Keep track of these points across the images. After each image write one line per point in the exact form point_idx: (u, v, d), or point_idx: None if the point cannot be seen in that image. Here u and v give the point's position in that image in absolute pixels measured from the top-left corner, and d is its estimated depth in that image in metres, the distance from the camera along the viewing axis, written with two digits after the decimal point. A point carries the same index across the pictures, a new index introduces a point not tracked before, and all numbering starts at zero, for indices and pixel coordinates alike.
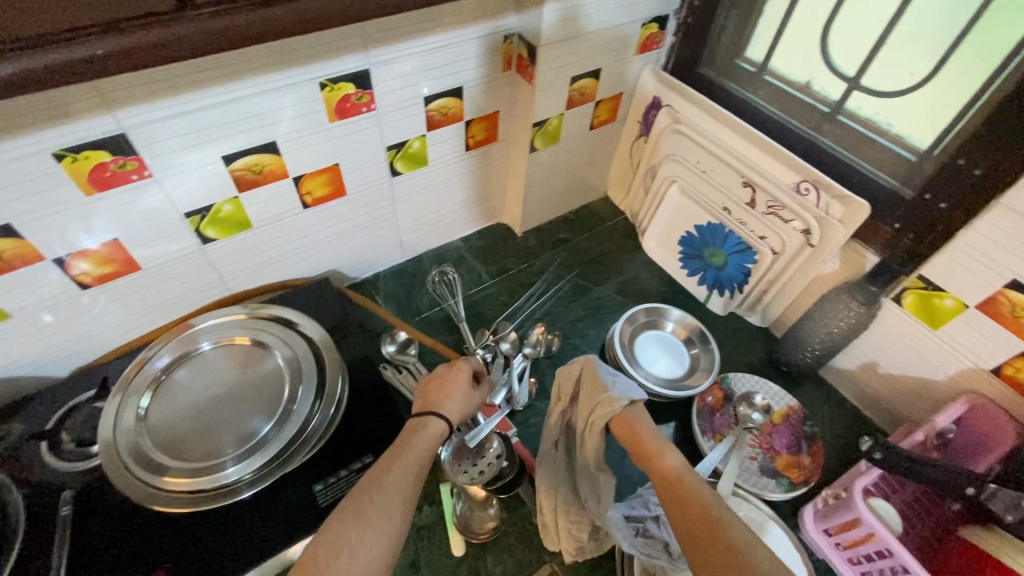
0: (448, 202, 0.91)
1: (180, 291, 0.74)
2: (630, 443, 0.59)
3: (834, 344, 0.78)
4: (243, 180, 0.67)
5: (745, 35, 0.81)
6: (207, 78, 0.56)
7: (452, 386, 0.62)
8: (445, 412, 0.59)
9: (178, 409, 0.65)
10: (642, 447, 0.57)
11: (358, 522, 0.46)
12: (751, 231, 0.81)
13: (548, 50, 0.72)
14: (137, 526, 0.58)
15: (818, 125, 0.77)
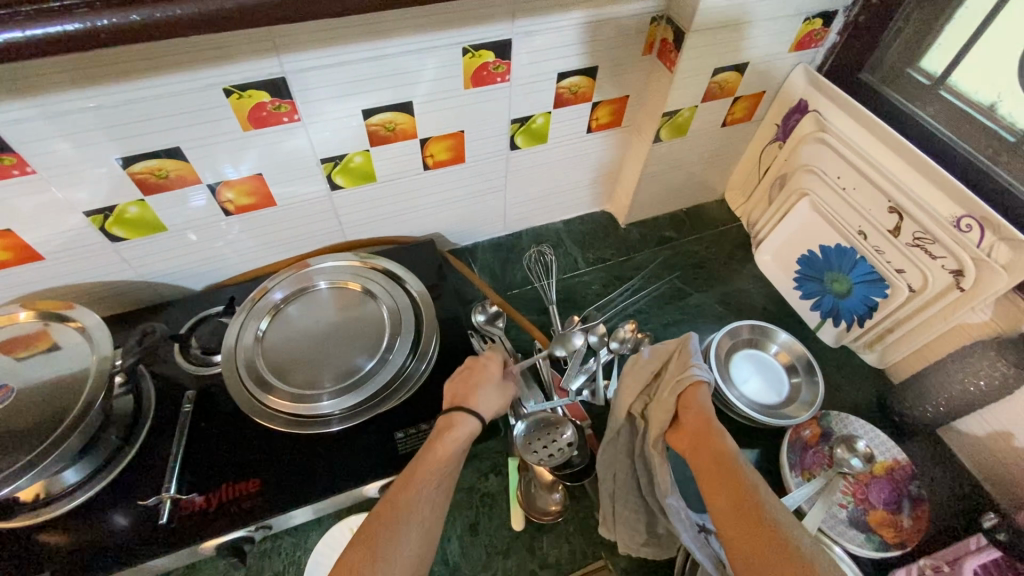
0: (559, 183, 0.90)
1: (303, 231, 0.79)
2: (687, 438, 0.58)
3: (964, 402, 0.70)
4: (376, 135, 0.70)
5: (924, 43, 0.72)
6: (365, 33, 0.58)
7: (481, 379, 0.63)
8: (478, 399, 0.61)
9: (290, 337, 0.70)
10: (701, 443, 0.56)
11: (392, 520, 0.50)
12: (888, 262, 0.73)
13: (696, 37, 0.68)
14: (242, 435, 0.65)
15: (996, 153, 0.67)
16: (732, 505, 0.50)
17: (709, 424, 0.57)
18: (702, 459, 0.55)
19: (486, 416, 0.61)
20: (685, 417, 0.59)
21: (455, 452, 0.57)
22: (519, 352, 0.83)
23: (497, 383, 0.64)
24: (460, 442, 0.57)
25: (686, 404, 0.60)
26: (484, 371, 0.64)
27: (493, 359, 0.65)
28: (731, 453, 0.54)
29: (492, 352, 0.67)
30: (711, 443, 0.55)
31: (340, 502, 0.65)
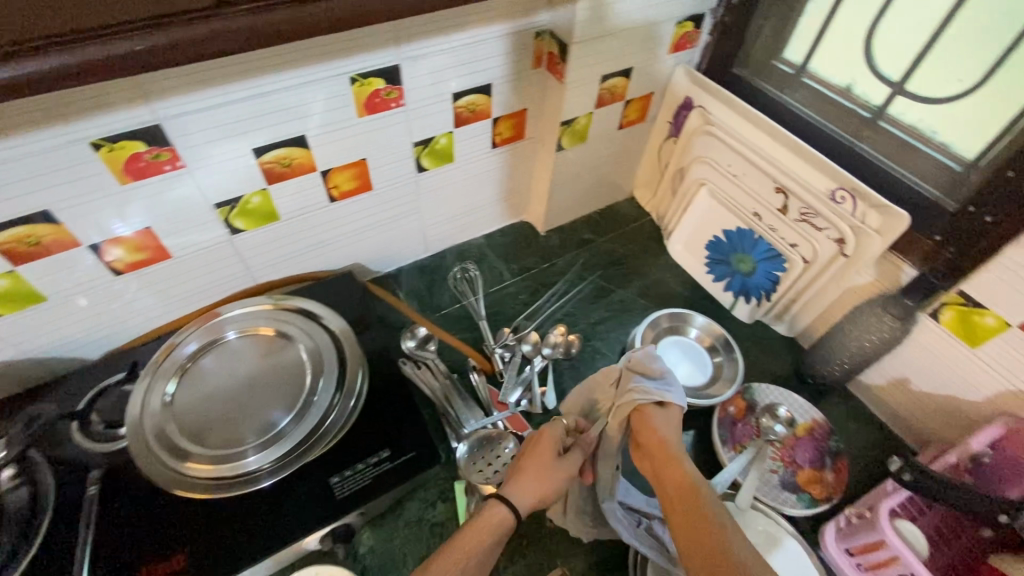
0: (473, 199, 0.91)
1: (208, 280, 0.75)
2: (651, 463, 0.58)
3: (862, 358, 0.75)
4: (272, 173, 0.68)
5: (784, 37, 0.80)
6: (243, 72, 0.56)
7: (535, 462, 0.60)
8: (522, 488, 0.57)
9: (202, 396, 0.66)
10: (663, 468, 0.56)
11: None
12: (781, 238, 0.79)
13: (579, 48, 0.71)
14: (161, 509, 0.60)
15: (857, 130, 0.74)
16: (690, 532, 0.49)
17: (665, 448, 0.57)
18: (666, 487, 0.55)
19: (524, 509, 0.56)
20: (642, 440, 0.59)
21: (494, 538, 0.53)
22: (454, 372, 0.82)
23: (551, 466, 0.60)
24: (498, 529, 0.54)
25: (640, 427, 0.60)
26: (547, 447, 0.61)
27: (548, 434, 0.62)
28: (692, 479, 0.54)
29: (551, 423, 0.64)
30: (672, 470, 0.55)
31: (280, 560, 0.61)
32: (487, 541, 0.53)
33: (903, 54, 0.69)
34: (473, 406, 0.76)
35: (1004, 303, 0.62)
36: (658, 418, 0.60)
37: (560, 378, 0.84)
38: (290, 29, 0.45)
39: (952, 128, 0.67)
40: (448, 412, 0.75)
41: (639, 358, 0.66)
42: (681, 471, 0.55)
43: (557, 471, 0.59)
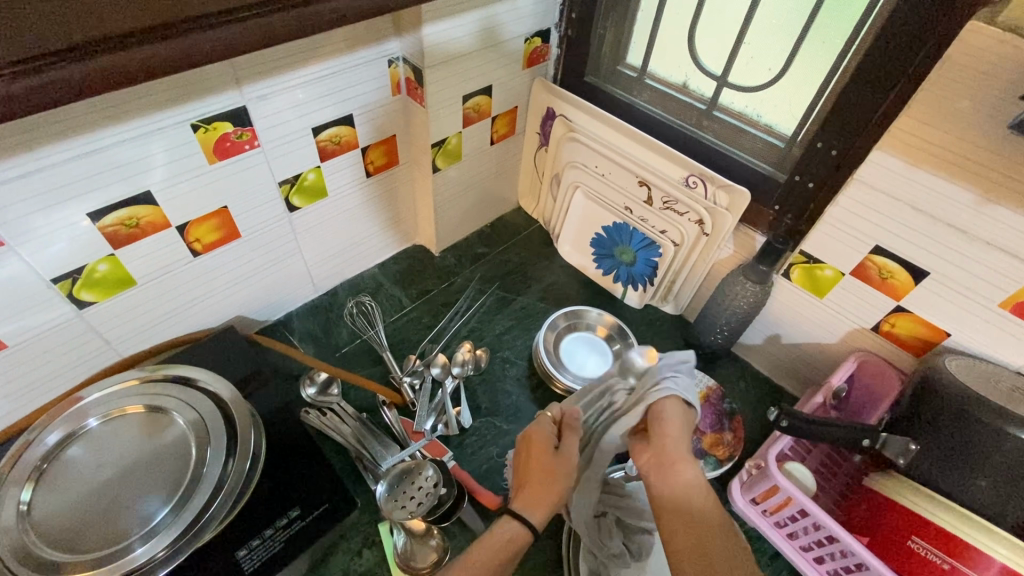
0: (357, 230, 0.89)
1: (62, 363, 0.67)
2: (653, 455, 0.58)
3: (739, 323, 0.82)
4: (117, 237, 0.62)
5: (623, 44, 0.85)
6: (59, 133, 0.51)
7: (537, 463, 0.59)
8: (534, 493, 0.56)
9: (67, 497, 0.58)
10: (668, 460, 0.56)
11: None
12: (652, 227, 0.85)
13: (432, 71, 0.72)
14: None
15: (699, 121, 0.81)
16: (688, 539, 0.50)
17: (678, 447, 0.56)
18: (668, 489, 0.55)
19: (537, 518, 0.55)
20: (655, 434, 0.58)
21: (510, 556, 0.52)
22: (364, 412, 0.79)
23: (549, 465, 0.58)
24: (509, 547, 0.53)
25: (658, 421, 0.59)
26: (541, 452, 0.60)
27: (539, 436, 0.62)
28: (694, 485, 0.54)
29: (537, 423, 0.64)
30: (678, 475, 0.55)
31: None
32: (502, 553, 0.52)
33: (721, 50, 0.75)
34: (387, 441, 0.74)
35: (835, 255, 0.71)
36: (679, 411, 0.60)
37: (473, 394, 0.84)
38: (79, 85, 0.37)
39: (772, 110, 0.74)
40: (363, 454, 0.72)
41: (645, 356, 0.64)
42: (691, 470, 0.55)
43: (557, 474, 0.58)
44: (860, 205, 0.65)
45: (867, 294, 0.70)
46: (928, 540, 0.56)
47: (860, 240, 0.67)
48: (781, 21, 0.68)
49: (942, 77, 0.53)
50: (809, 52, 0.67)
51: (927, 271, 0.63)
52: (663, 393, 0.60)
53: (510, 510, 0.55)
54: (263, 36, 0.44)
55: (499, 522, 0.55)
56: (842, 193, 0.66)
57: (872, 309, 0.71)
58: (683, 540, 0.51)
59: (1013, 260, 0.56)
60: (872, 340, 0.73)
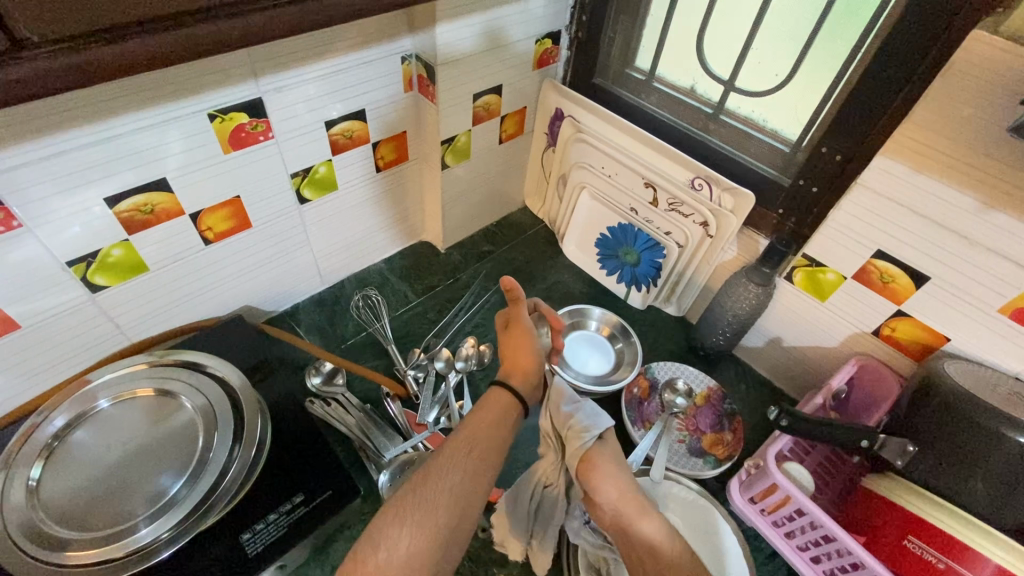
0: (365, 224, 0.90)
1: (71, 346, 0.68)
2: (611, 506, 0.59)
3: (740, 325, 0.83)
4: (132, 222, 0.63)
5: (632, 47, 0.86)
6: (81, 117, 0.52)
7: (517, 341, 0.64)
8: (513, 369, 0.62)
9: (75, 476, 0.58)
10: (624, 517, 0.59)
11: (397, 519, 0.48)
12: (657, 228, 0.86)
13: (445, 69, 0.74)
14: None
15: (705, 124, 0.82)
16: None
17: (626, 500, 0.59)
18: (633, 543, 0.58)
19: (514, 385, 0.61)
20: (598, 495, 0.59)
21: (504, 411, 0.58)
22: (368, 403, 0.80)
23: (528, 342, 0.64)
24: (506, 408, 0.59)
25: (591, 479, 0.59)
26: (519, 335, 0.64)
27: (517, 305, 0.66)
28: (657, 535, 0.58)
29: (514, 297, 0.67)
30: (642, 530, 0.58)
31: None
32: (498, 427, 0.56)
33: (729, 55, 0.77)
34: (390, 432, 0.75)
35: (837, 259, 0.71)
36: (608, 470, 0.59)
37: (476, 389, 0.85)
38: (115, 67, 0.37)
39: (778, 116, 0.76)
40: (366, 445, 0.73)
41: (580, 415, 0.61)
42: (653, 520, 0.59)
43: (532, 347, 0.64)
44: (864, 209, 0.66)
45: (868, 299, 0.71)
46: (923, 539, 0.56)
47: (863, 244, 0.68)
48: (789, 27, 0.69)
49: (947, 84, 0.54)
50: (816, 58, 0.68)
51: (928, 276, 0.64)
52: (585, 445, 0.59)
53: (498, 385, 0.61)
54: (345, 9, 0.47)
55: (491, 396, 0.60)
56: (846, 197, 0.67)
57: (874, 313, 0.72)
58: None
59: (1014, 265, 0.57)
60: (873, 344, 0.74)
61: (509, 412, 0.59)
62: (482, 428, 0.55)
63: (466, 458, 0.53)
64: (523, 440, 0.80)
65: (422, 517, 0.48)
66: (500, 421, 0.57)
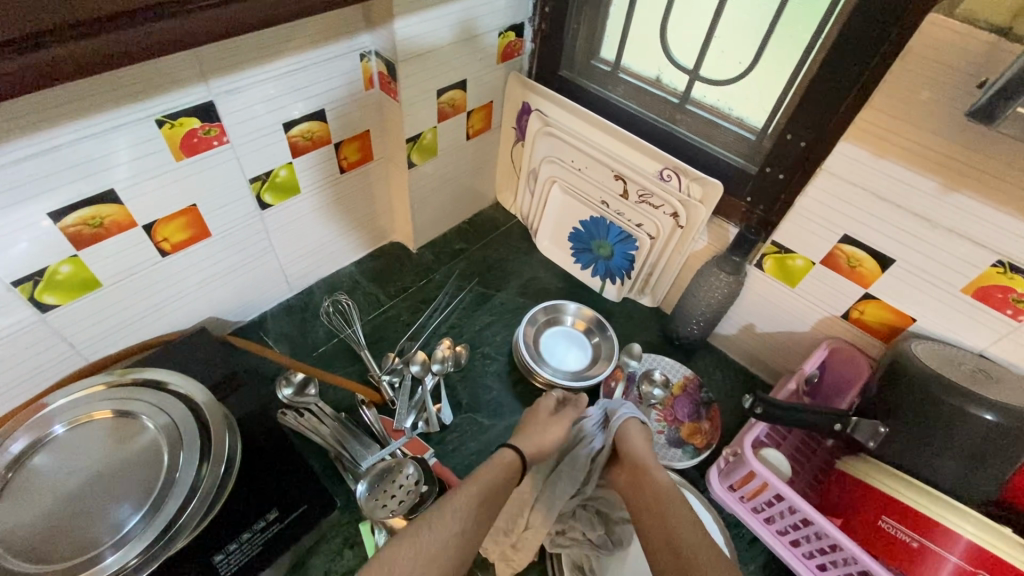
0: (332, 227, 0.88)
1: (23, 370, 0.65)
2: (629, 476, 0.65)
3: (714, 314, 0.83)
4: (80, 237, 0.60)
5: (597, 38, 0.86)
6: (14, 129, 0.49)
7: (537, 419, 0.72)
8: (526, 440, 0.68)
9: (33, 507, 0.56)
10: (635, 475, 0.64)
11: (411, 549, 0.51)
12: (629, 220, 0.86)
13: (406, 66, 0.72)
14: None
15: (672, 114, 0.82)
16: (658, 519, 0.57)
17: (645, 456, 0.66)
18: (641, 493, 0.62)
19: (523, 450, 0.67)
20: (622, 446, 0.68)
21: (504, 475, 0.63)
22: (343, 412, 0.78)
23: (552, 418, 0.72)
24: (509, 467, 0.64)
25: (622, 435, 0.69)
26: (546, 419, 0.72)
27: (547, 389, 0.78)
28: (665, 486, 0.62)
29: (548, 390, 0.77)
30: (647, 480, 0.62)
31: None
32: (500, 481, 0.62)
33: (693, 44, 0.76)
34: (367, 440, 0.73)
35: (806, 245, 0.72)
36: (639, 432, 0.70)
37: (454, 391, 0.83)
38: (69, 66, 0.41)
39: (743, 104, 0.76)
40: (343, 455, 0.72)
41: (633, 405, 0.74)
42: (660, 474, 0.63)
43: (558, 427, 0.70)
44: (829, 195, 0.67)
45: (837, 283, 0.72)
46: (896, 519, 0.58)
47: (829, 230, 0.69)
48: (750, 15, 0.69)
49: (905, 68, 0.54)
50: (777, 46, 0.68)
51: (893, 259, 0.65)
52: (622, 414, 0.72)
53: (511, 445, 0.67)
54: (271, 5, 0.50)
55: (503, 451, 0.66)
56: (811, 183, 0.67)
57: (843, 297, 0.73)
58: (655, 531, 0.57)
59: (972, 245, 0.58)
60: (842, 327, 0.75)
61: (512, 471, 0.64)
62: (493, 483, 0.61)
63: (477, 503, 0.58)
64: (503, 441, 0.79)
65: (432, 550, 0.52)
66: (503, 483, 0.62)
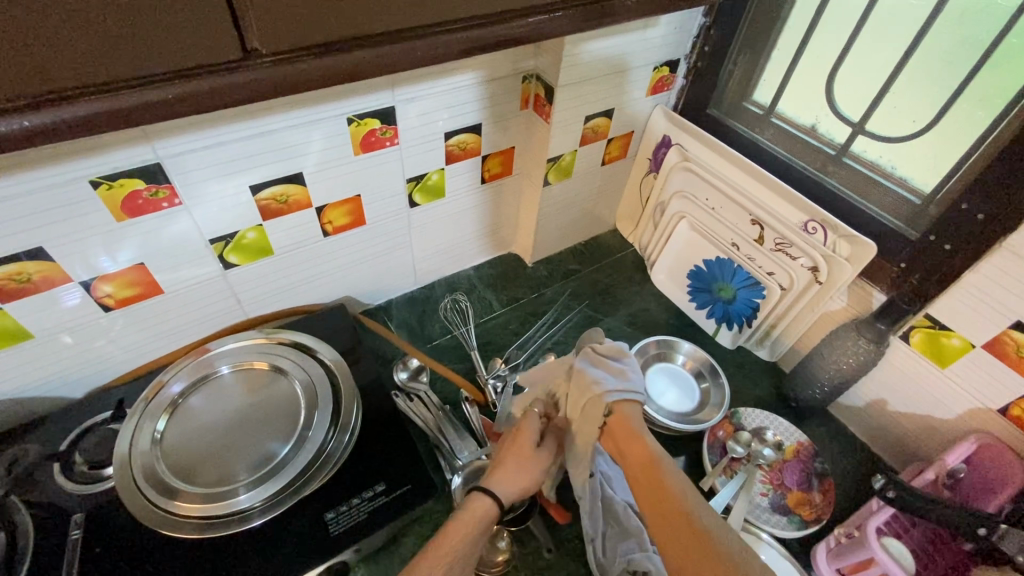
0: (463, 231, 0.93)
1: (199, 315, 0.75)
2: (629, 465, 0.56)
3: (842, 381, 0.78)
4: (268, 209, 0.69)
5: (752, 80, 0.84)
6: (243, 113, 0.58)
7: (523, 448, 0.62)
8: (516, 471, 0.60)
9: (193, 435, 0.64)
10: (630, 454, 0.56)
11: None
12: (759, 267, 0.83)
13: (564, 90, 0.75)
14: (134, 552, 0.57)
15: (825, 165, 0.78)
16: (649, 494, 0.53)
17: (648, 460, 0.55)
18: (634, 471, 0.55)
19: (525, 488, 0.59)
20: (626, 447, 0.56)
21: (479, 529, 0.54)
22: (448, 404, 0.82)
23: (537, 450, 0.62)
24: (481, 520, 0.55)
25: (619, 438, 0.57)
26: (527, 442, 0.62)
27: (531, 425, 0.64)
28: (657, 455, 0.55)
29: (529, 416, 0.65)
30: (635, 448, 0.56)
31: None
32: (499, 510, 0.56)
33: (863, 97, 0.73)
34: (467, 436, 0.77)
35: (968, 324, 0.66)
36: (626, 434, 0.57)
37: None
38: (313, 80, 0.39)
39: (911, 164, 0.71)
40: (442, 443, 0.75)
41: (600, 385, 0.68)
42: (645, 441, 0.56)
43: (534, 466, 0.61)
44: (1008, 276, 0.61)
45: (1001, 374, 0.65)
46: None
47: (1000, 313, 0.62)
48: (937, 73, 0.65)
49: None
50: (965, 109, 0.64)
51: None
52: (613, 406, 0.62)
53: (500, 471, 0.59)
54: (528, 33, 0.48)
55: (471, 497, 0.56)
56: (986, 259, 0.62)
57: (1005, 390, 0.65)
58: (654, 507, 0.52)
59: None
60: (999, 424, 0.67)
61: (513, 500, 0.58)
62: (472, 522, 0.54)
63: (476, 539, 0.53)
64: None
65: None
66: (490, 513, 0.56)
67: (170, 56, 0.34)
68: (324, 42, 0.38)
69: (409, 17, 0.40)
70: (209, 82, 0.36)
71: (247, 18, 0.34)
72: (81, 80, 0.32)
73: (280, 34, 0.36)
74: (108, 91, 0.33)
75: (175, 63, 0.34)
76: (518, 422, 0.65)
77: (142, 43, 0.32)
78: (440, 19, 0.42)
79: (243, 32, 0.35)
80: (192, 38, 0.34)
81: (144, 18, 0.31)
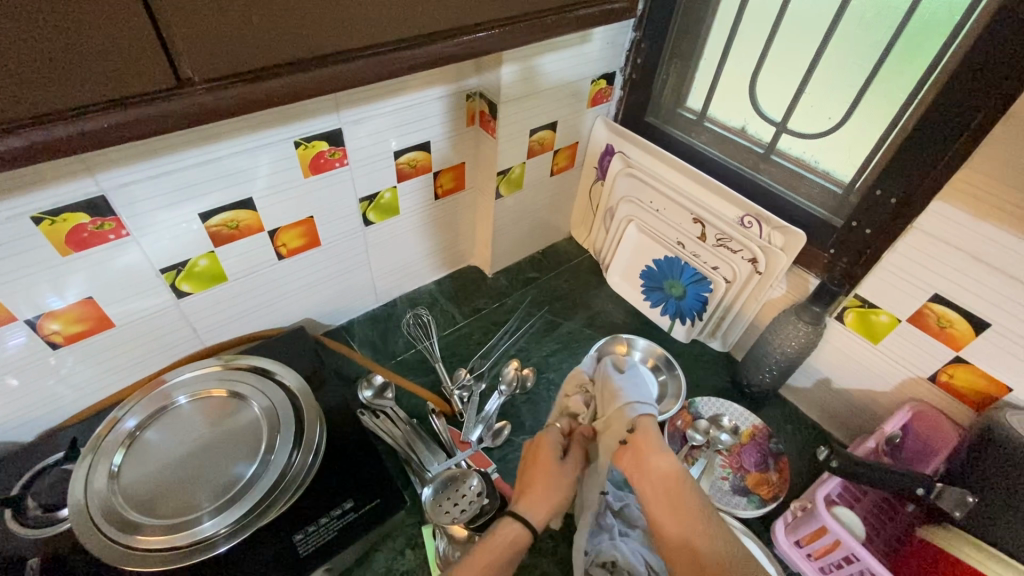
0: (421, 247, 0.95)
1: (152, 347, 0.74)
2: (643, 478, 0.60)
3: (788, 364, 0.82)
4: (219, 236, 0.69)
5: (684, 89, 0.90)
6: (188, 141, 0.59)
7: (544, 467, 0.65)
8: (545, 495, 0.62)
9: (152, 468, 0.63)
10: (649, 470, 0.60)
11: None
12: (704, 262, 0.87)
13: (507, 106, 0.79)
14: None
15: (756, 163, 0.84)
16: (668, 511, 0.57)
17: (669, 475, 0.59)
18: (651, 486, 0.59)
19: (547, 508, 0.62)
20: (647, 461, 0.60)
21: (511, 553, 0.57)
22: (414, 418, 0.83)
23: (560, 468, 0.65)
24: (514, 545, 0.58)
25: (643, 450, 0.61)
26: (548, 459, 0.65)
27: (552, 444, 0.67)
28: (676, 473, 0.59)
29: (550, 435, 0.68)
30: (658, 465, 0.60)
31: None
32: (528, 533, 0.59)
33: (782, 98, 0.79)
34: (435, 448, 0.77)
35: (892, 301, 0.71)
36: (649, 448, 0.61)
37: (518, 412, 0.86)
38: (249, 103, 0.41)
39: (829, 157, 0.77)
40: (411, 458, 0.76)
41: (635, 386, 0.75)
42: (664, 457, 0.60)
43: (560, 481, 0.64)
44: (919, 253, 0.66)
45: (925, 344, 0.70)
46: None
47: (918, 287, 0.68)
48: (843, 73, 0.71)
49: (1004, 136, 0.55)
50: (870, 104, 0.70)
51: (988, 323, 0.63)
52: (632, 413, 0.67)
53: (524, 493, 0.63)
54: (459, 52, 0.50)
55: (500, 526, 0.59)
56: (900, 239, 0.67)
57: (930, 358, 0.70)
58: (674, 528, 0.55)
59: None
60: (929, 391, 0.72)
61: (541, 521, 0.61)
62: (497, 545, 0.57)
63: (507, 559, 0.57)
64: None
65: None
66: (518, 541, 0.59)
67: (107, 86, 0.35)
68: (258, 67, 0.40)
69: (334, 41, 0.42)
70: (149, 109, 0.37)
71: (180, 49, 0.36)
72: (17, 114, 0.33)
73: (211, 59, 0.37)
74: (43, 124, 0.34)
75: (114, 91, 0.35)
76: (536, 442, 0.68)
77: (76, 75, 0.34)
78: (365, 43, 0.44)
79: (176, 60, 0.36)
80: (124, 66, 0.35)
81: (79, 55, 0.33)
